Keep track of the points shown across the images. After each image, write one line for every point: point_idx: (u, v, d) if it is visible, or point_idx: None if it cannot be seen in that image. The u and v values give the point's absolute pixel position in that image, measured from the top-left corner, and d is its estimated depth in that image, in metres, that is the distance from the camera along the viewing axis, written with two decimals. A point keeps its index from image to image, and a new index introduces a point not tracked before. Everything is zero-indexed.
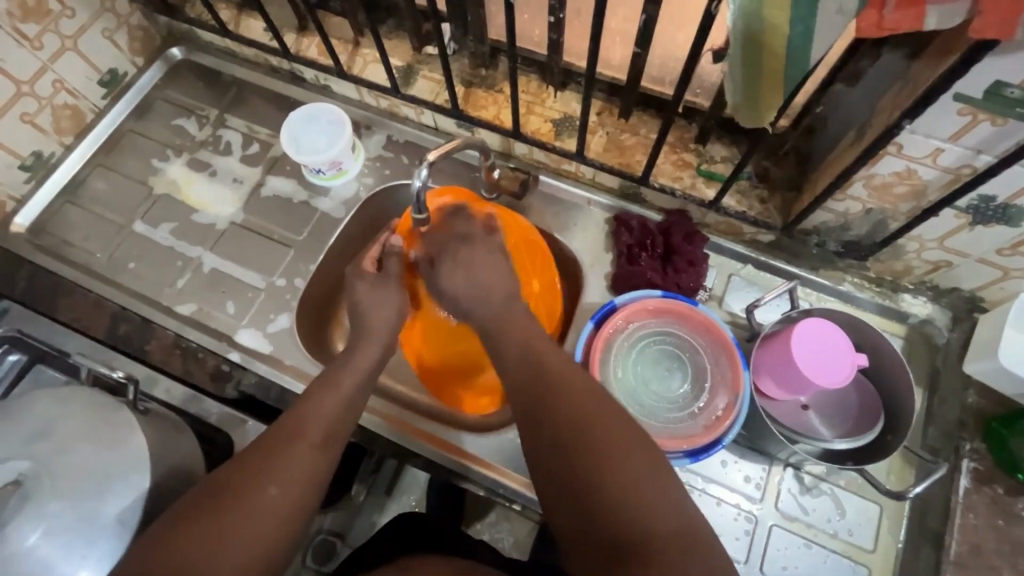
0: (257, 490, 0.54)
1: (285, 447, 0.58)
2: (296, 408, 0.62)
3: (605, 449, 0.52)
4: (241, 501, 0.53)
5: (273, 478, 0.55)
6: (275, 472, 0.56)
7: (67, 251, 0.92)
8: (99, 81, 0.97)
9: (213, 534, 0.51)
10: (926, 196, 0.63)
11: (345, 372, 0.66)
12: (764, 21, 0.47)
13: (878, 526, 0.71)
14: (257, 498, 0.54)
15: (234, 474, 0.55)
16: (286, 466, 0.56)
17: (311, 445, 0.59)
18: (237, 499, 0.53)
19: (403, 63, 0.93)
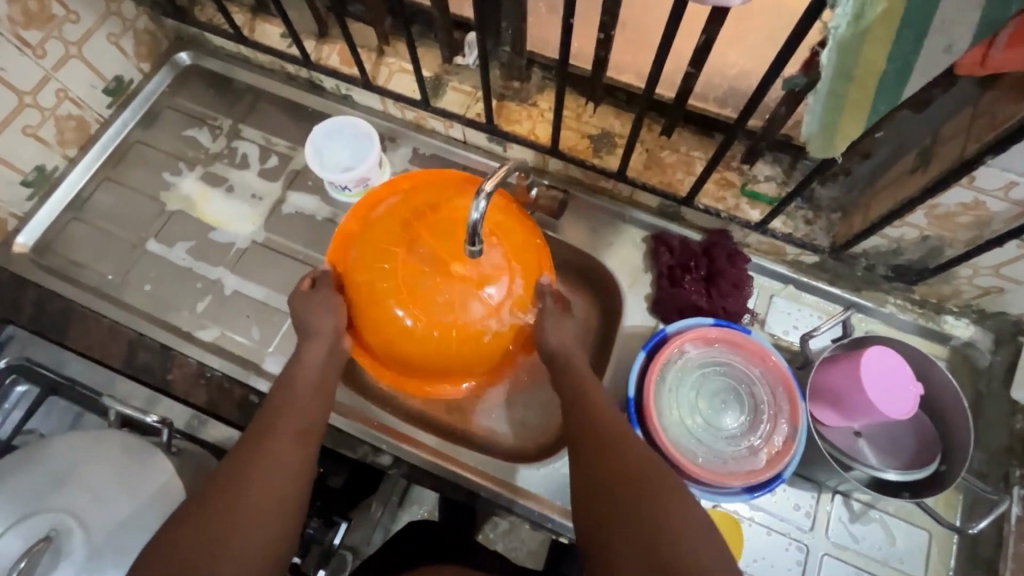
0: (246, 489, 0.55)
1: (265, 445, 0.59)
2: (269, 409, 0.64)
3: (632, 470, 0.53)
4: (235, 501, 0.55)
5: (260, 474, 0.57)
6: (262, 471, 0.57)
7: (76, 273, 0.87)
8: (104, 90, 0.91)
9: (222, 529, 0.52)
10: (990, 227, 0.62)
11: (300, 369, 0.67)
12: (862, 56, 0.45)
13: (927, 553, 0.71)
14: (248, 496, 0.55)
15: (226, 476, 0.57)
16: (272, 460, 0.58)
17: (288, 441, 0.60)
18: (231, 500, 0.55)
19: (431, 73, 0.89)
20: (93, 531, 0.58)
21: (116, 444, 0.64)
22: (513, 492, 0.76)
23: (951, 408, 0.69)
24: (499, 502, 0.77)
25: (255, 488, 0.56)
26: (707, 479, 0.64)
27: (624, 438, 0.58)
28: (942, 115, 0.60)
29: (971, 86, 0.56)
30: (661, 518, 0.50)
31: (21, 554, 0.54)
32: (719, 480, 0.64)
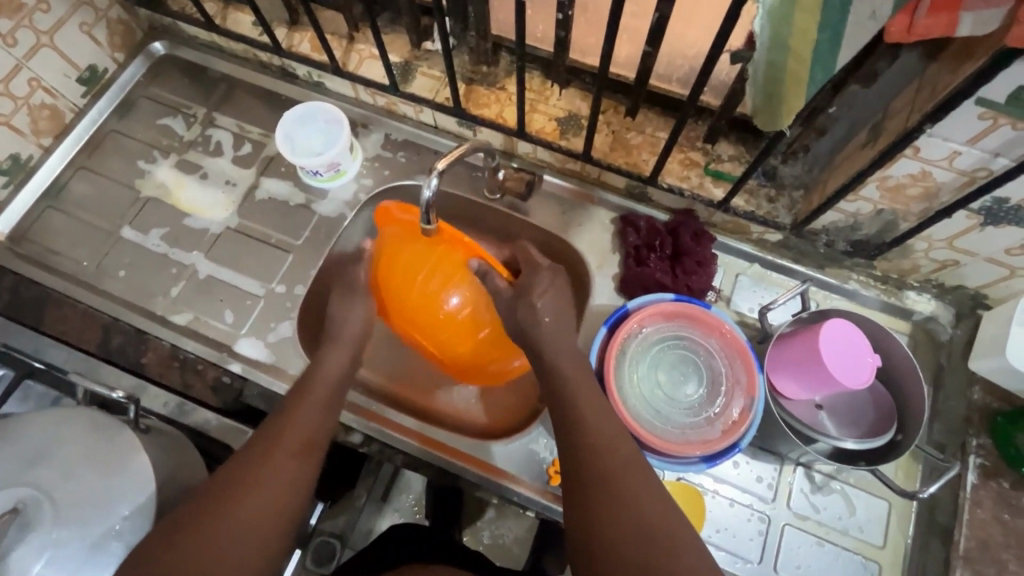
0: (248, 497, 0.57)
1: (269, 454, 0.61)
2: (280, 418, 0.65)
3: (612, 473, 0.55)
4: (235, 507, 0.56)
5: (259, 490, 0.58)
6: (263, 480, 0.59)
7: (51, 260, 0.88)
8: (78, 79, 0.92)
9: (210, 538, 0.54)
10: (939, 198, 0.63)
11: (317, 381, 0.69)
12: (793, 26, 0.46)
13: (887, 523, 0.73)
14: (247, 505, 0.57)
15: (229, 484, 0.58)
16: (274, 476, 0.60)
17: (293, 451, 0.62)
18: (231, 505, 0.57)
19: (400, 59, 0.90)
20: (61, 505, 0.60)
21: (86, 422, 0.66)
22: (481, 469, 0.77)
23: (908, 379, 0.70)
24: (467, 478, 0.78)
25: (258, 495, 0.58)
26: (666, 449, 0.65)
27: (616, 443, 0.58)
28: (890, 88, 0.61)
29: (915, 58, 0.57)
30: (642, 514, 0.52)
31: None
32: (676, 450, 0.65)
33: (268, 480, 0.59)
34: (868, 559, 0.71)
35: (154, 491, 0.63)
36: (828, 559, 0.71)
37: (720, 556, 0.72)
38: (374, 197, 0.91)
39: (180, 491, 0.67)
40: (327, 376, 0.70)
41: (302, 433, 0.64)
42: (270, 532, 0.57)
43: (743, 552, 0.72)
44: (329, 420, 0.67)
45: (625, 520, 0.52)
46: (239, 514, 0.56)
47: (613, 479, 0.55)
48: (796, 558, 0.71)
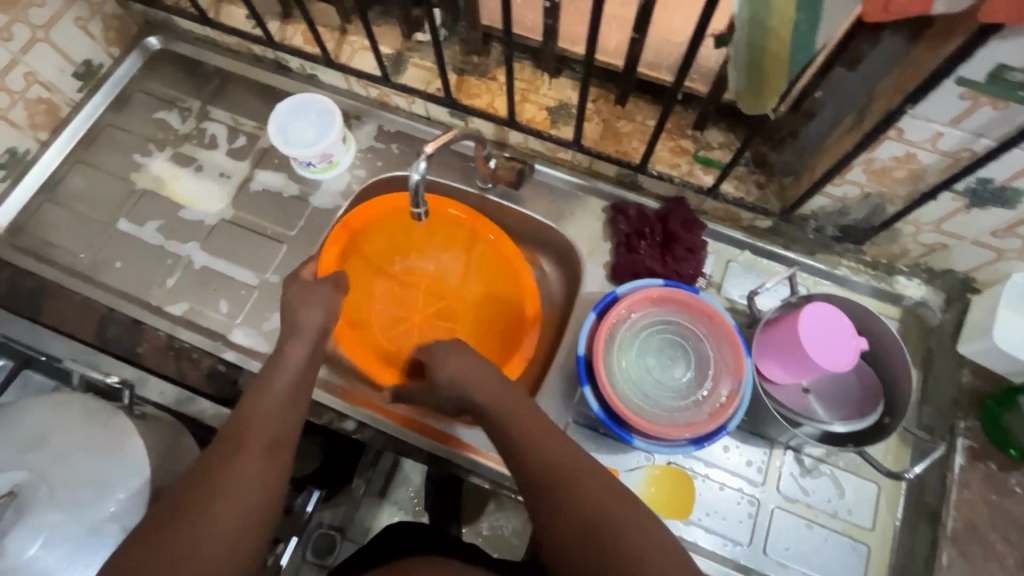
0: (215, 499, 0.55)
1: (232, 459, 0.58)
2: (238, 416, 0.62)
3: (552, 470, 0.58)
4: (203, 514, 0.54)
5: (224, 492, 0.55)
6: (227, 486, 0.56)
7: (49, 252, 0.89)
8: (73, 73, 0.93)
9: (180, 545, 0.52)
10: (924, 180, 0.64)
11: (275, 375, 0.66)
12: (771, 7, 0.47)
13: (876, 505, 0.73)
14: (215, 508, 0.55)
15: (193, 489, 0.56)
16: (238, 475, 0.57)
17: (259, 451, 0.59)
18: (198, 510, 0.54)
19: (392, 51, 0.91)
20: (56, 487, 0.61)
21: (81, 408, 0.67)
22: (473, 454, 0.78)
23: (897, 362, 0.70)
24: (460, 464, 0.79)
25: (225, 500, 0.55)
26: (654, 432, 0.65)
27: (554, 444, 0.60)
28: (874, 71, 0.61)
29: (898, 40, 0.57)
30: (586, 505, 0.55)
31: None
32: (664, 433, 0.65)
33: (235, 484, 0.56)
34: (857, 541, 0.72)
35: (148, 475, 0.64)
36: (817, 541, 0.72)
37: (710, 539, 0.72)
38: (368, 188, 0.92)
39: (176, 476, 0.68)
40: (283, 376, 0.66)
41: (265, 429, 0.61)
42: (240, 534, 0.55)
43: (733, 535, 0.72)
44: (295, 412, 0.65)
45: (572, 518, 0.55)
46: (206, 519, 0.54)
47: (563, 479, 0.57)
48: (785, 540, 0.72)
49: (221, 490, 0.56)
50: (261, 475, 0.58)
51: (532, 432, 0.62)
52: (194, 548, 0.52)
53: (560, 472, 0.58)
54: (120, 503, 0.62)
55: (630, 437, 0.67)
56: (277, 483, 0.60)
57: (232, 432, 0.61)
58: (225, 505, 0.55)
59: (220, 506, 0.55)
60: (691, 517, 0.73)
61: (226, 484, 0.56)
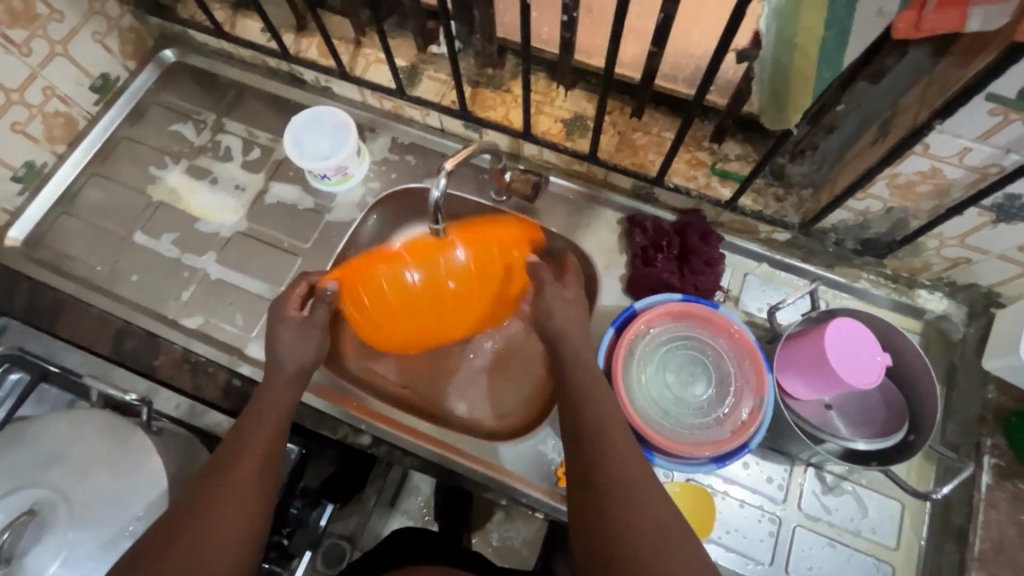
0: (211, 508, 0.57)
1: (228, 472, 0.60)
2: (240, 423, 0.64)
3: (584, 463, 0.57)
4: (200, 525, 0.56)
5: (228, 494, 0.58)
6: (224, 496, 0.58)
7: (66, 265, 0.90)
8: (90, 87, 0.93)
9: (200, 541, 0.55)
10: (950, 195, 0.63)
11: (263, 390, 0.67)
12: (798, 23, 0.46)
13: (900, 524, 0.72)
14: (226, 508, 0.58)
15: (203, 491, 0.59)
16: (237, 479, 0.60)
17: (253, 461, 0.61)
18: (190, 521, 0.56)
19: (407, 63, 0.91)
20: (76, 504, 0.60)
21: (98, 424, 0.66)
22: (489, 470, 0.77)
23: (920, 378, 0.69)
24: (475, 479, 0.78)
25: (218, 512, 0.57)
26: (675, 450, 0.65)
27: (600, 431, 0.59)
28: (899, 84, 0.61)
29: (922, 54, 0.56)
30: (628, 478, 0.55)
31: (5, 526, 0.56)
32: (685, 451, 0.64)
33: (231, 495, 0.58)
34: (881, 561, 0.71)
35: (164, 490, 0.64)
36: (840, 561, 0.71)
37: (730, 557, 0.71)
38: (381, 201, 0.92)
39: None
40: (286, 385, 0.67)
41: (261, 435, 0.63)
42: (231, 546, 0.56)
43: (754, 553, 0.71)
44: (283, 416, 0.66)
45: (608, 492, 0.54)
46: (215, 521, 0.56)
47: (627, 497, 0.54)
48: (807, 559, 0.71)
49: (217, 503, 0.57)
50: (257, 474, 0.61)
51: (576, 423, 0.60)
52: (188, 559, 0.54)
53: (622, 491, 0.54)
54: (138, 520, 0.62)
55: (650, 455, 0.66)
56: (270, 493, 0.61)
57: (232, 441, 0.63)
58: (217, 515, 0.57)
59: (215, 514, 0.57)
60: (711, 535, 0.71)
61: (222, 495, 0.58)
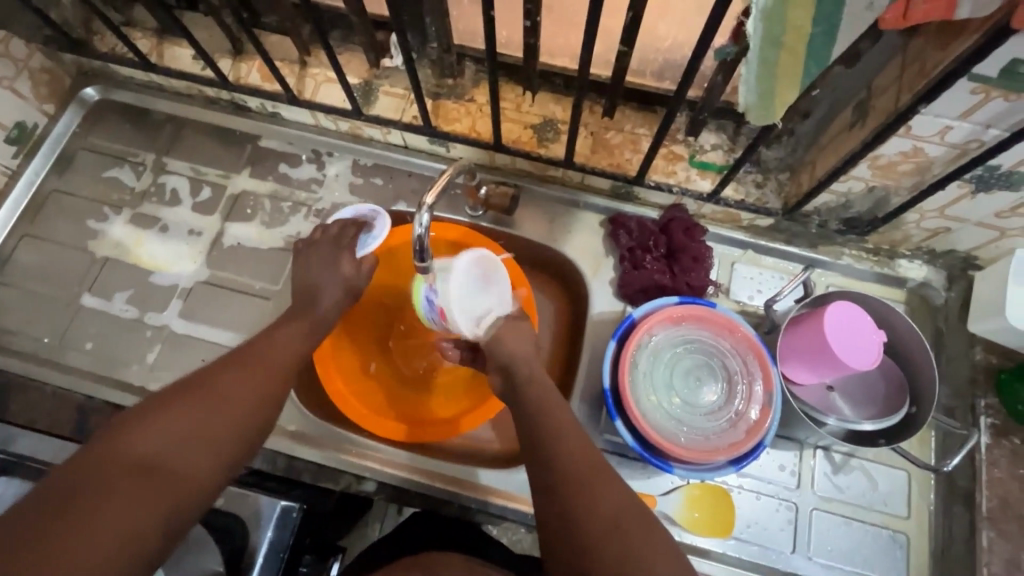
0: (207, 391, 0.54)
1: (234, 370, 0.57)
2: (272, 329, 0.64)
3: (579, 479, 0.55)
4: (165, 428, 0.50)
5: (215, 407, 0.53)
6: (221, 400, 0.54)
7: (6, 341, 0.81)
8: (5, 139, 0.84)
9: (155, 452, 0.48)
10: (930, 171, 0.63)
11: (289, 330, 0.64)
12: (786, 22, 0.44)
13: (908, 492, 0.74)
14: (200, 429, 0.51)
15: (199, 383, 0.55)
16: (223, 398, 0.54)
17: (270, 372, 0.58)
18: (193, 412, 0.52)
19: (359, 80, 0.85)
20: None
21: None
22: (504, 500, 0.74)
23: (916, 350, 0.70)
24: (491, 511, 0.75)
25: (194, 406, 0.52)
26: (694, 460, 0.64)
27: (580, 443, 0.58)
28: (875, 64, 0.60)
29: (896, 34, 0.56)
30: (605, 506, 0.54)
31: None
32: (703, 459, 0.64)
33: (195, 445, 0.50)
34: (896, 532, 0.72)
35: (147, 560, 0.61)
36: (858, 537, 0.72)
37: (754, 551, 0.71)
38: None
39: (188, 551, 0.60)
40: (313, 320, 0.66)
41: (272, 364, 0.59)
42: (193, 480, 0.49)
43: (775, 543, 0.71)
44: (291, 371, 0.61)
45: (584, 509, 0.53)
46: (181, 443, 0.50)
47: (617, 520, 0.53)
48: (827, 541, 0.72)
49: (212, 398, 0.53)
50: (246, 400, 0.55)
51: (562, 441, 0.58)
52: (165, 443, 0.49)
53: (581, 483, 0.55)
54: None
55: (669, 467, 0.65)
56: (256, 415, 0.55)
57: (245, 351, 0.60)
58: (217, 404, 0.53)
59: (216, 400, 0.53)
60: (732, 532, 0.71)
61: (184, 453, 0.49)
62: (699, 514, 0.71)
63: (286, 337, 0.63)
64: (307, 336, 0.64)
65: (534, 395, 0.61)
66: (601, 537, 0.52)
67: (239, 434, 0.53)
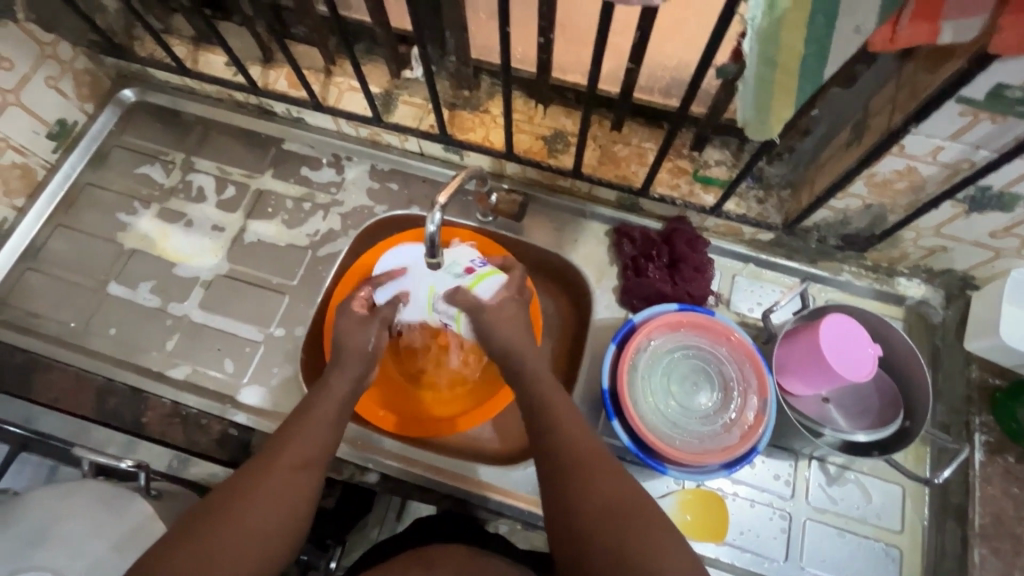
0: (238, 509, 0.56)
1: (272, 462, 0.59)
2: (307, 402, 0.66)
3: (590, 473, 0.58)
4: (218, 525, 0.54)
5: (253, 500, 0.56)
6: (258, 495, 0.57)
7: (35, 323, 0.85)
8: (47, 134, 0.89)
9: (199, 547, 0.52)
10: (924, 190, 0.66)
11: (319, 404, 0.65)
12: (780, 44, 0.48)
13: (902, 508, 0.74)
14: (239, 520, 0.55)
15: (240, 477, 0.59)
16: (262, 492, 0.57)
17: (291, 469, 0.60)
18: (233, 512, 0.55)
19: (381, 90, 0.90)
20: None
21: (91, 496, 0.66)
22: (502, 495, 0.76)
23: (911, 365, 0.72)
24: (489, 506, 0.76)
25: (232, 532, 0.54)
26: (688, 461, 0.66)
27: (585, 440, 0.61)
28: (872, 85, 0.63)
29: (889, 58, 0.59)
30: (613, 493, 0.56)
31: None
32: (698, 461, 0.66)
33: (232, 540, 0.53)
34: (889, 545, 0.73)
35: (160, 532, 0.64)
36: (850, 549, 0.73)
37: (746, 557, 0.72)
38: (363, 230, 0.90)
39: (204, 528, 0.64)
40: (329, 403, 0.66)
41: (303, 445, 0.61)
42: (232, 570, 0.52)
43: (768, 550, 0.72)
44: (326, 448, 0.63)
45: (596, 501, 0.56)
46: (223, 540, 0.53)
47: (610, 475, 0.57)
48: (820, 551, 0.73)
49: (249, 493, 0.57)
50: (285, 490, 0.58)
51: (570, 432, 0.61)
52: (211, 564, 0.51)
53: (592, 476, 0.57)
54: None
55: (664, 467, 0.67)
56: (295, 502, 0.58)
57: (280, 437, 0.62)
58: (234, 530, 0.54)
59: (246, 517, 0.55)
60: (725, 538, 0.73)
61: (221, 553, 0.52)
62: (692, 519, 0.73)
63: (300, 429, 0.63)
64: (328, 419, 0.65)
65: (538, 382, 0.66)
66: (606, 526, 0.54)
67: (267, 547, 0.55)
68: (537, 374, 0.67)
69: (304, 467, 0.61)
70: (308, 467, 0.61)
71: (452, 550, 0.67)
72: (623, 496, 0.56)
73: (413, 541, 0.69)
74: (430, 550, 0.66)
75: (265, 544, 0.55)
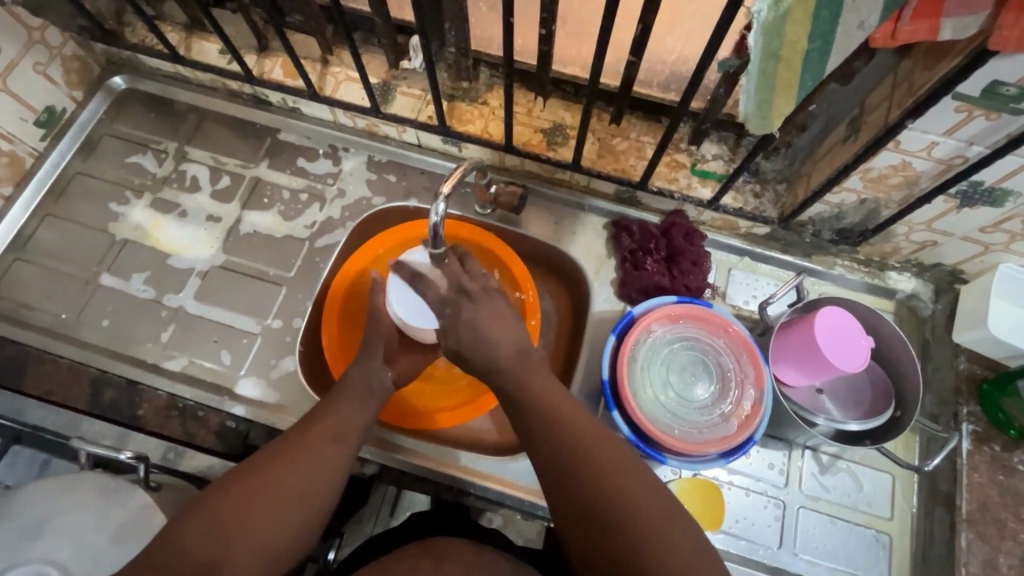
0: (271, 478, 0.57)
1: (308, 434, 0.61)
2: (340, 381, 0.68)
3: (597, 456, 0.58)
4: (260, 487, 0.56)
5: (290, 467, 0.58)
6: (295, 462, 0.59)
7: (25, 315, 0.83)
8: (35, 122, 0.87)
9: (241, 509, 0.54)
10: (918, 185, 0.67)
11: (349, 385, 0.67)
12: (784, 38, 0.49)
13: (892, 495, 0.76)
14: (277, 485, 0.57)
15: (277, 447, 0.60)
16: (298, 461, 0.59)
17: (327, 440, 0.61)
18: (272, 476, 0.57)
19: (378, 80, 0.89)
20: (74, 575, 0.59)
21: (88, 489, 0.65)
22: (501, 485, 0.77)
23: (902, 357, 0.73)
24: (488, 497, 0.77)
25: (266, 499, 0.55)
26: (686, 450, 0.67)
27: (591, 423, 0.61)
28: (870, 82, 0.64)
29: (888, 54, 0.60)
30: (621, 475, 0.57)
31: None
32: (696, 450, 0.67)
33: (273, 502, 0.55)
34: (879, 532, 0.75)
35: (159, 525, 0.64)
36: (842, 535, 0.74)
37: (741, 545, 0.74)
38: (361, 221, 0.90)
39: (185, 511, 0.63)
40: (359, 381, 0.68)
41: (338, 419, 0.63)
42: (271, 533, 0.54)
43: (762, 538, 0.74)
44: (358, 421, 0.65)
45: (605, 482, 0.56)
46: (264, 503, 0.55)
47: (608, 468, 0.57)
48: (813, 538, 0.74)
49: (287, 460, 0.59)
50: (322, 459, 0.60)
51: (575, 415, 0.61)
52: (231, 537, 0.52)
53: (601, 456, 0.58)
54: None
55: (662, 456, 0.68)
56: (332, 471, 0.60)
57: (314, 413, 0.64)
58: (273, 494, 0.56)
59: (279, 484, 0.57)
60: (722, 526, 0.74)
61: (261, 514, 0.54)
62: (689, 508, 0.74)
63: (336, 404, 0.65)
64: (357, 399, 0.67)
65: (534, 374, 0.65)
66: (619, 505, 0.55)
67: (305, 513, 0.57)
68: (533, 369, 0.66)
69: (335, 442, 0.62)
70: (340, 440, 0.62)
71: (453, 543, 0.67)
72: (631, 475, 0.57)
73: (413, 534, 0.69)
74: (430, 542, 0.66)
75: (301, 510, 0.56)
